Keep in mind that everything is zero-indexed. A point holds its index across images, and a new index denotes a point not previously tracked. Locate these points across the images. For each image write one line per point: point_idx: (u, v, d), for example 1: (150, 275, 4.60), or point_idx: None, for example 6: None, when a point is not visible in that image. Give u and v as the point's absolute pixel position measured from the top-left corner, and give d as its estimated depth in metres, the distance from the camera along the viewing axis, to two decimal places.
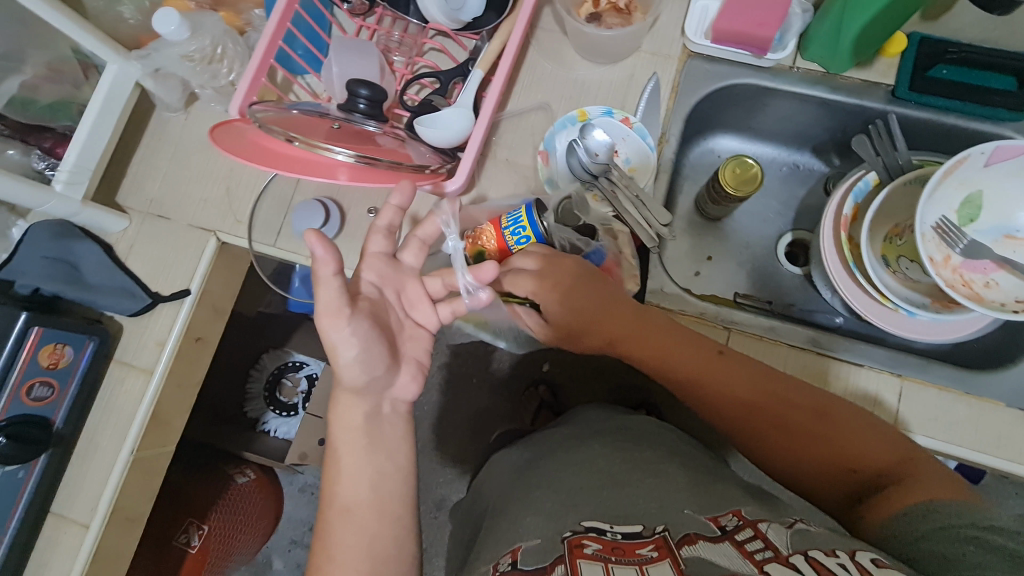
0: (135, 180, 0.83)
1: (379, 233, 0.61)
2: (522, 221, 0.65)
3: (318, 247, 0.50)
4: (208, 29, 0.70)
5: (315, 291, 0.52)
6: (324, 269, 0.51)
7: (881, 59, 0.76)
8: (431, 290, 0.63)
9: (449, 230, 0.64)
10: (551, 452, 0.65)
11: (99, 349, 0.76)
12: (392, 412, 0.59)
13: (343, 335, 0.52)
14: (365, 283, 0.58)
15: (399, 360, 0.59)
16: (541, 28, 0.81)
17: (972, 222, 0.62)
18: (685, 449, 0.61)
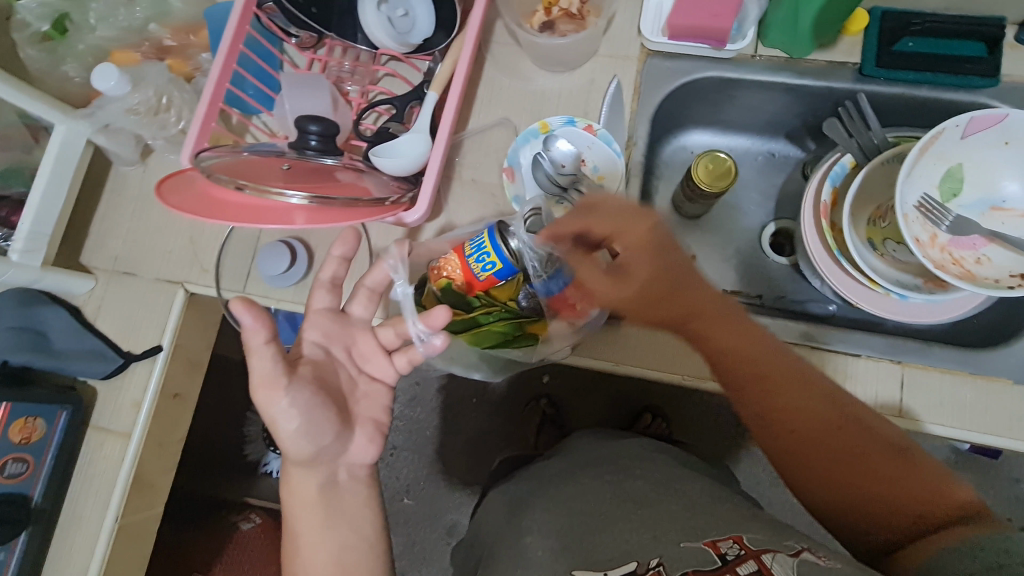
0: (98, 239, 0.81)
1: (323, 289, 0.61)
2: (485, 246, 0.60)
3: (247, 316, 0.48)
4: (152, 80, 0.68)
5: (249, 363, 0.50)
6: (255, 338, 0.49)
7: (844, 39, 0.74)
8: (384, 342, 0.61)
9: (398, 275, 0.60)
10: (541, 487, 0.64)
11: (72, 419, 0.73)
12: (350, 478, 0.56)
13: (281, 407, 0.50)
14: (309, 344, 0.57)
15: (351, 422, 0.56)
16: (495, 42, 0.79)
17: (956, 197, 0.60)
18: (676, 474, 0.60)
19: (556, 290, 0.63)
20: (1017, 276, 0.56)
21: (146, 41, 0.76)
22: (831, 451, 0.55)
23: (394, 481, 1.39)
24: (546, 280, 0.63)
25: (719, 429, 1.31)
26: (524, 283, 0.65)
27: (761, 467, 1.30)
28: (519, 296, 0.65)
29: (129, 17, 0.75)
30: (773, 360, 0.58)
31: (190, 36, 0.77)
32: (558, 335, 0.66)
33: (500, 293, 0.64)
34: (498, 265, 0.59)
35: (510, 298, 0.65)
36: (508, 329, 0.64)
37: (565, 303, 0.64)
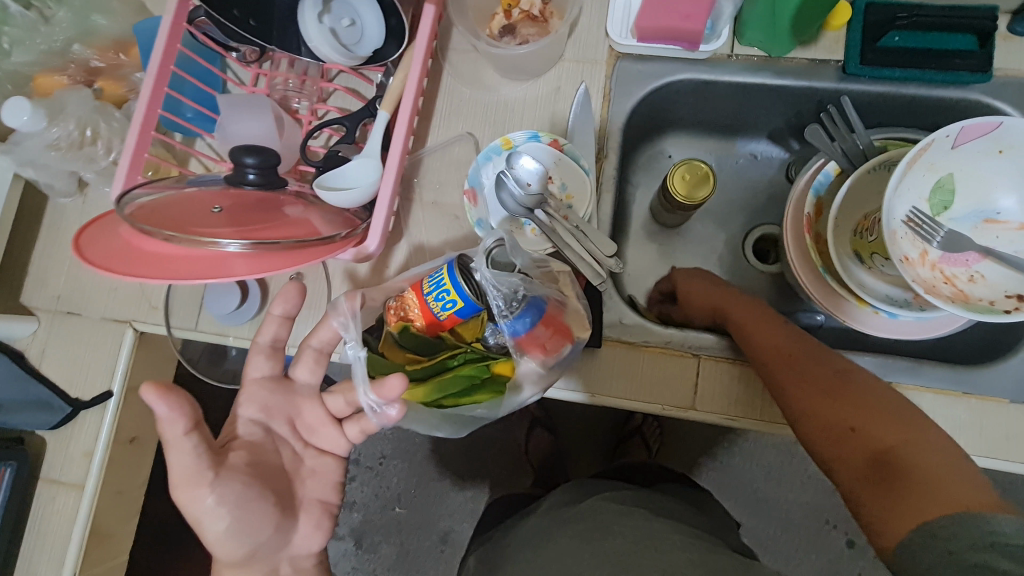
0: (38, 277, 0.76)
1: (261, 354, 0.59)
2: (445, 284, 0.54)
3: (159, 405, 0.43)
4: (73, 110, 0.63)
5: (168, 457, 0.46)
6: (172, 429, 0.45)
7: (827, 34, 0.69)
8: (333, 410, 0.60)
9: (348, 334, 0.55)
10: (518, 552, 0.65)
11: (18, 474, 0.70)
12: (293, 570, 0.55)
13: (206, 506, 0.47)
14: (244, 423, 0.56)
15: (294, 511, 0.55)
16: (453, 49, 0.73)
17: (947, 210, 0.56)
18: (658, 529, 0.59)
19: (523, 328, 0.56)
20: (1012, 298, 0.52)
21: (72, 63, 0.70)
22: (819, 403, 0.54)
23: (383, 491, 1.36)
24: (512, 319, 0.56)
25: (711, 427, 1.28)
26: (490, 320, 0.59)
27: (754, 462, 1.27)
28: (485, 334, 0.59)
29: (50, 39, 0.69)
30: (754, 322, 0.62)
31: (120, 56, 0.71)
32: (526, 378, 0.58)
33: (465, 331, 0.58)
34: (459, 303, 0.54)
35: (476, 337, 0.59)
36: (476, 367, 0.55)
37: (533, 341, 0.57)
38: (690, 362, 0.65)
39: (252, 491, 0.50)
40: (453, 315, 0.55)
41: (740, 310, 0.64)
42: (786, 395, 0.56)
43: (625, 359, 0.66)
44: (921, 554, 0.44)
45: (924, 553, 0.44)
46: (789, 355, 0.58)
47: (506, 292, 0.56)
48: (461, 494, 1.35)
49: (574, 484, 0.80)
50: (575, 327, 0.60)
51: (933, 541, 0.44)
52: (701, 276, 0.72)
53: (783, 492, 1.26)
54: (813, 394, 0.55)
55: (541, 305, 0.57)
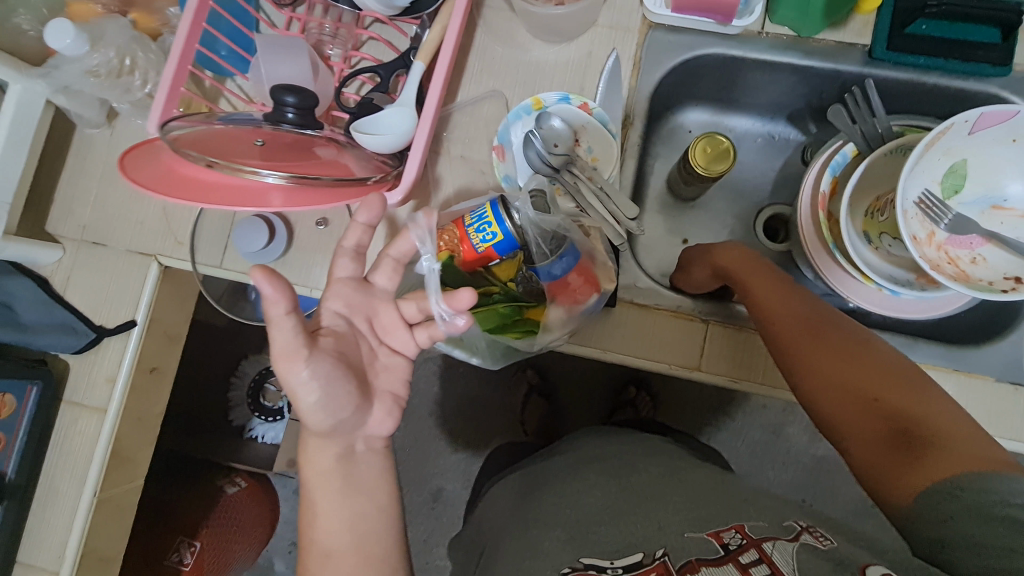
0: (64, 206, 0.76)
1: (346, 256, 0.56)
2: (488, 219, 0.54)
3: (266, 285, 0.44)
4: (112, 39, 0.64)
5: (269, 333, 0.47)
6: (274, 309, 0.46)
7: (857, 17, 0.70)
8: (406, 315, 0.58)
9: (425, 247, 0.53)
10: (545, 483, 0.65)
11: (44, 394, 0.71)
12: (367, 448, 0.55)
13: (302, 378, 0.48)
14: (330, 314, 0.54)
15: (370, 396, 0.54)
16: (488, 7, 0.74)
17: (958, 194, 0.59)
18: (682, 466, 0.61)
19: (557, 274, 0.58)
20: (1010, 280, 0.55)
21: None
22: (831, 363, 0.54)
23: None
24: (550, 262, 0.58)
25: (703, 400, 1.32)
26: (525, 263, 0.61)
27: (740, 439, 1.33)
28: (518, 276, 0.61)
29: None
30: (766, 286, 0.62)
31: None
32: (556, 324, 0.58)
33: (501, 271, 0.60)
34: (499, 236, 0.54)
35: (510, 278, 0.61)
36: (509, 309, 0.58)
37: (566, 288, 0.58)
38: (698, 327, 0.68)
39: (341, 369, 0.50)
40: (494, 247, 0.55)
41: (747, 272, 0.64)
42: (801, 357, 0.56)
43: (636, 320, 0.69)
44: (946, 506, 0.45)
45: (947, 505, 0.45)
46: (803, 317, 0.58)
47: (543, 234, 0.58)
48: (454, 455, 1.39)
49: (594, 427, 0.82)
50: (603, 279, 0.59)
51: (961, 494, 0.45)
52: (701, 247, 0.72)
53: (765, 467, 1.32)
54: (834, 357, 0.54)
55: (577, 253, 0.58)
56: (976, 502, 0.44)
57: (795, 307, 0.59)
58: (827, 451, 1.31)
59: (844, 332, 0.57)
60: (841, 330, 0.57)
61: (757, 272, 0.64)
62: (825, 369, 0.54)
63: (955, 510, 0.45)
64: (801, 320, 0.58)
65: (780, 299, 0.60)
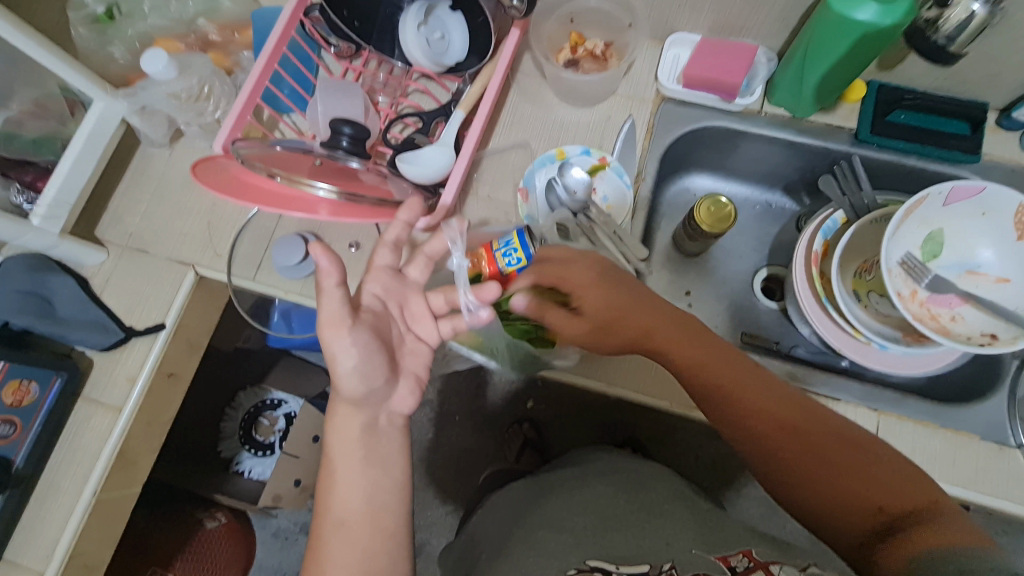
0: (116, 214, 0.82)
1: (387, 247, 0.62)
2: (514, 244, 0.61)
3: (324, 257, 0.52)
4: (198, 69, 0.75)
5: (319, 303, 0.54)
6: (328, 279, 0.53)
7: (843, 105, 0.80)
8: (434, 307, 0.63)
9: (456, 246, 0.62)
10: (552, 490, 0.67)
11: (66, 386, 0.73)
12: (389, 423, 0.59)
13: (343, 345, 0.54)
14: (369, 295, 0.59)
15: (397, 373, 0.59)
16: (521, 72, 0.84)
17: (936, 258, 0.65)
18: (686, 492, 0.63)
19: None
20: (987, 336, 0.60)
21: (194, 33, 0.81)
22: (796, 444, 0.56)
23: None
24: None
25: (698, 464, 1.32)
26: None
27: (735, 508, 1.31)
28: None
29: (182, 10, 0.80)
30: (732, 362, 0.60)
31: (234, 34, 0.81)
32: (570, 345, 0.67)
33: None
34: (523, 261, 0.61)
35: None
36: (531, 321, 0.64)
37: None
38: None
39: (376, 347, 0.56)
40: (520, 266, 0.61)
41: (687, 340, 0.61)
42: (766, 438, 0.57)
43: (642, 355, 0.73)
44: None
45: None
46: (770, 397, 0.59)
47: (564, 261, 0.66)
48: (442, 507, 1.36)
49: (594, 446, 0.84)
50: None
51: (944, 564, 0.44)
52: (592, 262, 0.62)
53: None
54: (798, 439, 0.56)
55: None
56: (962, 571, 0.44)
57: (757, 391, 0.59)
58: None
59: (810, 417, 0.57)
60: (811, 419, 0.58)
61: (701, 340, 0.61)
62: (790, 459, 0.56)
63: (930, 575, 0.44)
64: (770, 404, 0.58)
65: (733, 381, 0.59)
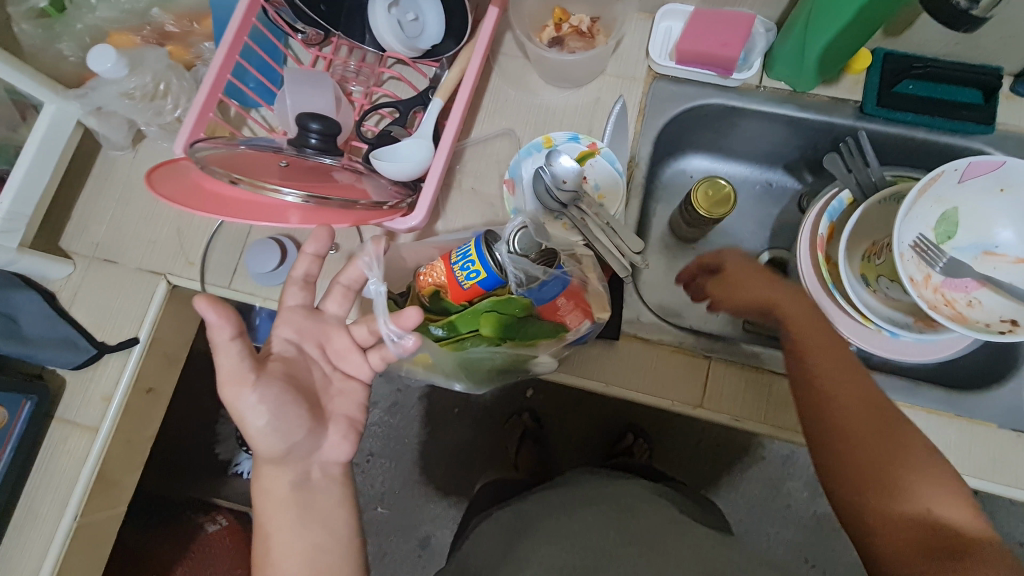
0: (79, 223, 0.78)
1: (295, 286, 0.61)
2: (471, 255, 0.58)
3: (208, 312, 0.47)
4: (151, 64, 0.69)
5: (215, 359, 0.49)
6: (220, 334, 0.48)
7: (847, 76, 0.75)
8: (358, 339, 0.61)
9: (372, 273, 0.58)
10: (536, 518, 0.60)
11: (36, 408, 0.70)
12: (323, 476, 0.56)
13: (249, 403, 0.49)
14: (279, 341, 0.58)
15: (323, 420, 0.56)
16: (503, 53, 0.79)
17: (951, 240, 0.61)
18: (677, 516, 0.57)
19: (546, 297, 0.63)
20: (1007, 321, 0.57)
21: (149, 25, 0.75)
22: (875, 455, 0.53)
23: (370, 488, 1.34)
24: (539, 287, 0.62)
25: (700, 451, 1.30)
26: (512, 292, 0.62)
27: (738, 491, 1.29)
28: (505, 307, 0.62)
29: None
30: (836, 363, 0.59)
31: (193, 24, 0.76)
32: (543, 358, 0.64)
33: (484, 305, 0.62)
34: (482, 273, 0.58)
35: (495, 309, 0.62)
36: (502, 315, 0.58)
37: (554, 311, 0.64)
38: (701, 363, 0.69)
39: (290, 395, 0.52)
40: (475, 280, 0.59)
41: (811, 336, 0.62)
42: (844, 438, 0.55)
43: (641, 354, 0.69)
44: None
45: None
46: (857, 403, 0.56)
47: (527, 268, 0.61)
48: (444, 500, 1.34)
49: (590, 469, 0.81)
50: (596, 308, 0.66)
51: None
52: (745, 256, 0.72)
53: (765, 522, 1.28)
54: (877, 447, 0.53)
55: (565, 280, 0.64)
56: None
57: (850, 378, 0.58)
58: (828, 507, 1.28)
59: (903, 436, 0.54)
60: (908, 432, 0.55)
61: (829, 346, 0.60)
62: (865, 452, 0.54)
63: None
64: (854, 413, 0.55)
65: (832, 365, 0.59)
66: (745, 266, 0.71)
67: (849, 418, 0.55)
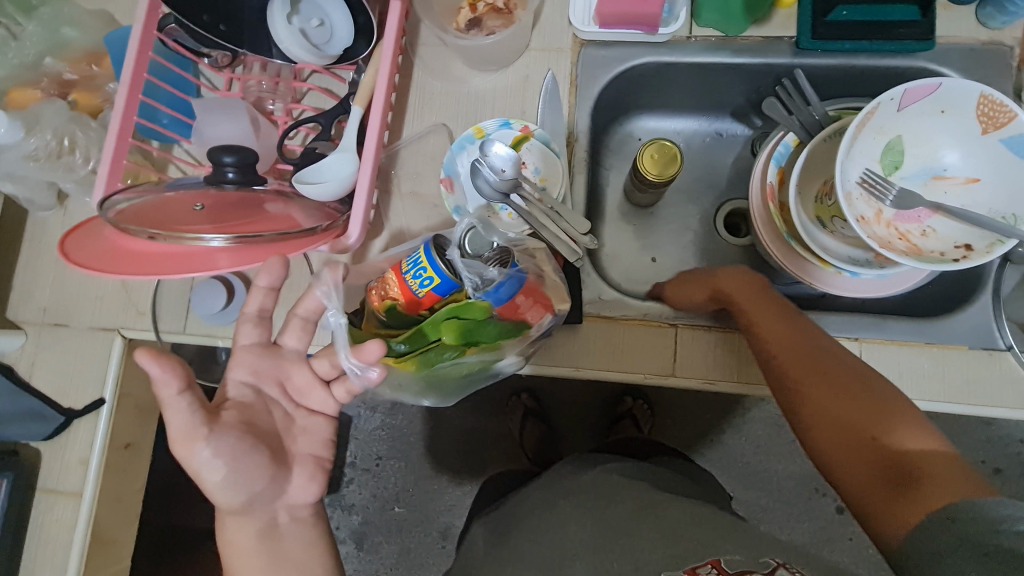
0: (23, 291, 0.75)
1: (249, 322, 0.60)
2: (423, 263, 0.55)
3: (153, 366, 0.46)
4: (50, 121, 0.67)
5: (165, 416, 0.49)
6: (166, 390, 0.47)
7: (779, 12, 0.72)
8: (319, 373, 0.63)
9: (331, 302, 0.58)
10: (522, 519, 0.64)
11: (16, 483, 0.70)
12: (292, 519, 0.58)
13: (203, 458, 0.49)
14: (235, 385, 0.58)
15: (287, 463, 0.58)
16: (422, 44, 0.75)
17: (899, 169, 0.60)
18: (659, 496, 0.59)
19: (505, 297, 0.58)
20: (961, 248, 0.56)
21: (45, 76, 0.72)
22: (824, 393, 0.56)
23: (381, 492, 1.35)
24: (495, 285, 0.57)
25: (700, 404, 1.30)
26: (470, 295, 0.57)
27: (743, 437, 1.29)
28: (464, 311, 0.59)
29: (22, 53, 0.71)
30: (772, 320, 0.61)
31: (93, 67, 0.73)
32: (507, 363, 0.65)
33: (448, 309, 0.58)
34: (436, 280, 0.54)
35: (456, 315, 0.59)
36: (465, 324, 0.54)
37: (515, 310, 0.59)
38: (668, 332, 0.68)
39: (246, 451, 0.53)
40: (429, 289, 0.55)
41: (749, 305, 0.63)
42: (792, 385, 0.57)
43: (606, 333, 0.68)
44: (936, 542, 0.46)
45: (942, 537, 0.46)
46: (799, 348, 0.59)
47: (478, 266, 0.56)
48: (458, 489, 1.34)
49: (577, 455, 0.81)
50: (555, 299, 0.64)
51: (951, 526, 0.46)
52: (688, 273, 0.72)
53: (773, 461, 1.28)
54: (826, 384, 0.56)
55: (522, 277, 0.59)
56: (965, 532, 0.45)
57: (795, 340, 0.59)
58: None
59: (840, 370, 0.57)
60: (857, 375, 0.56)
61: (768, 309, 0.62)
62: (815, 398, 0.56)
63: (938, 538, 0.46)
64: (795, 358, 0.58)
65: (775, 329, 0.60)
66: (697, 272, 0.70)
67: (794, 367, 0.58)
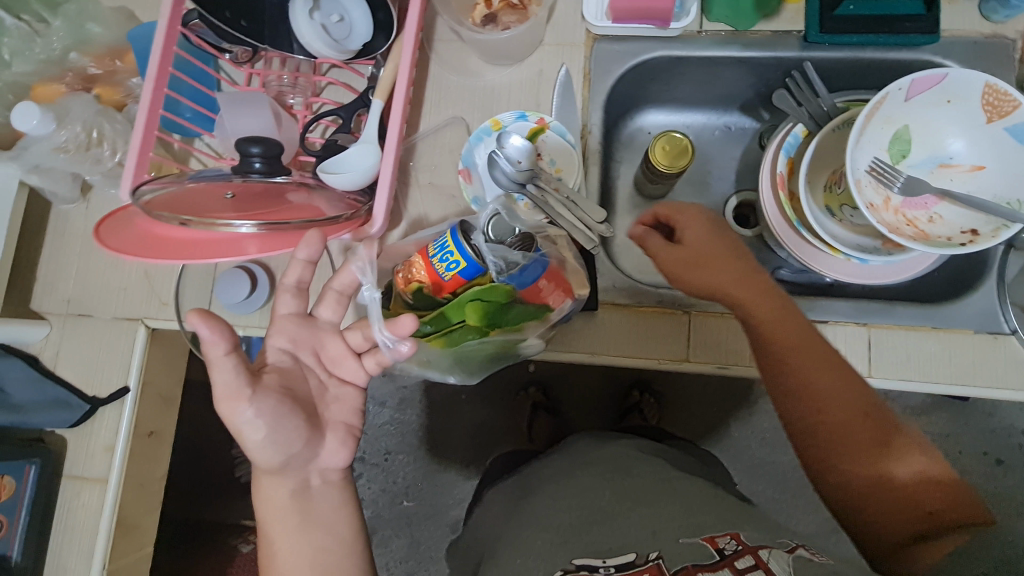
0: (47, 283, 0.77)
1: (288, 292, 0.61)
2: (449, 247, 0.56)
3: (203, 327, 0.48)
4: (78, 114, 0.69)
5: (212, 375, 0.51)
6: (215, 350, 0.50)
7: (788, 8, 0.74)
8: (352, 344, 0.64)
9: (366, 278, 0.60)
10: (539, 487, 0.65)
11: (42, 471, 0.72)
12: (323, 482, 0.59)
13: (247, 417, 0.52)
14: (275, 351, 0.59)
15: (321, 427, 0.59)
16: (438, 39, 0.77)
17: (906, 157, 0.62)
18: (675, 474, 0.62)
19: (528, 281, 0.60)
20: (967, 233, 0.57)
21: (70, 71, 0.74)
22: (851, 433, 0.57)
23: (391, 486, 1.36)
24: (518, 270, 0.59)
25: (706, 396, 1.32)
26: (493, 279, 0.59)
27: (749, 429, 1.31)
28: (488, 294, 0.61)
29: (48, 49, 0.73)
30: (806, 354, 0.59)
31: (116, 62, 0.74)
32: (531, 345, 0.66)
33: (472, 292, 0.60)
34: (462, 263, 0.56)
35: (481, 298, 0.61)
36: (489, 308, 0.57)
37: (537, 293, 0.61)
38: (681, 319, 0.69)
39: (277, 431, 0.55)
40: (455, 273, 0.57)
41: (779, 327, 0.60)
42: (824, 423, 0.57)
43: (622, 320, 0.70)
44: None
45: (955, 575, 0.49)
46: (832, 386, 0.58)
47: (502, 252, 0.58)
48: (468, 481, 1.35)
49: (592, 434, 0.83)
50: (575, 284, 0.65)
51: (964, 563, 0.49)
52: (703, 219, 0.67)
53: (779, 453, 1.30)
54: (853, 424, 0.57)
55: (545, 262, 0.61)
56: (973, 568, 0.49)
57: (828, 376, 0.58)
58: None
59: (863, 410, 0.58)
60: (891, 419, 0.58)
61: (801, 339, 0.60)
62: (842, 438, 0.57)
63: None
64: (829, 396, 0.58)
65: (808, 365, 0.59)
66: (711, 227, 0.66)
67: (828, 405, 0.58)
